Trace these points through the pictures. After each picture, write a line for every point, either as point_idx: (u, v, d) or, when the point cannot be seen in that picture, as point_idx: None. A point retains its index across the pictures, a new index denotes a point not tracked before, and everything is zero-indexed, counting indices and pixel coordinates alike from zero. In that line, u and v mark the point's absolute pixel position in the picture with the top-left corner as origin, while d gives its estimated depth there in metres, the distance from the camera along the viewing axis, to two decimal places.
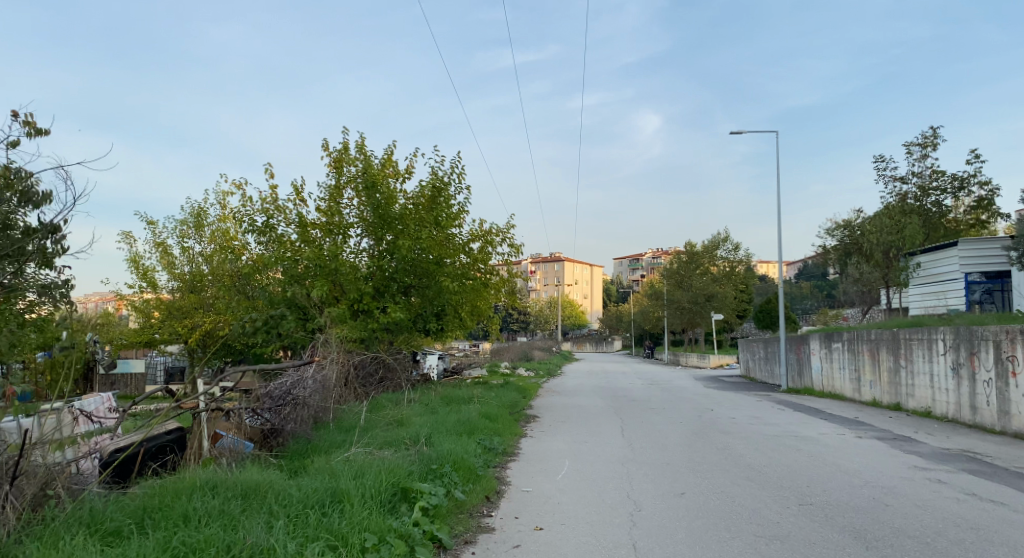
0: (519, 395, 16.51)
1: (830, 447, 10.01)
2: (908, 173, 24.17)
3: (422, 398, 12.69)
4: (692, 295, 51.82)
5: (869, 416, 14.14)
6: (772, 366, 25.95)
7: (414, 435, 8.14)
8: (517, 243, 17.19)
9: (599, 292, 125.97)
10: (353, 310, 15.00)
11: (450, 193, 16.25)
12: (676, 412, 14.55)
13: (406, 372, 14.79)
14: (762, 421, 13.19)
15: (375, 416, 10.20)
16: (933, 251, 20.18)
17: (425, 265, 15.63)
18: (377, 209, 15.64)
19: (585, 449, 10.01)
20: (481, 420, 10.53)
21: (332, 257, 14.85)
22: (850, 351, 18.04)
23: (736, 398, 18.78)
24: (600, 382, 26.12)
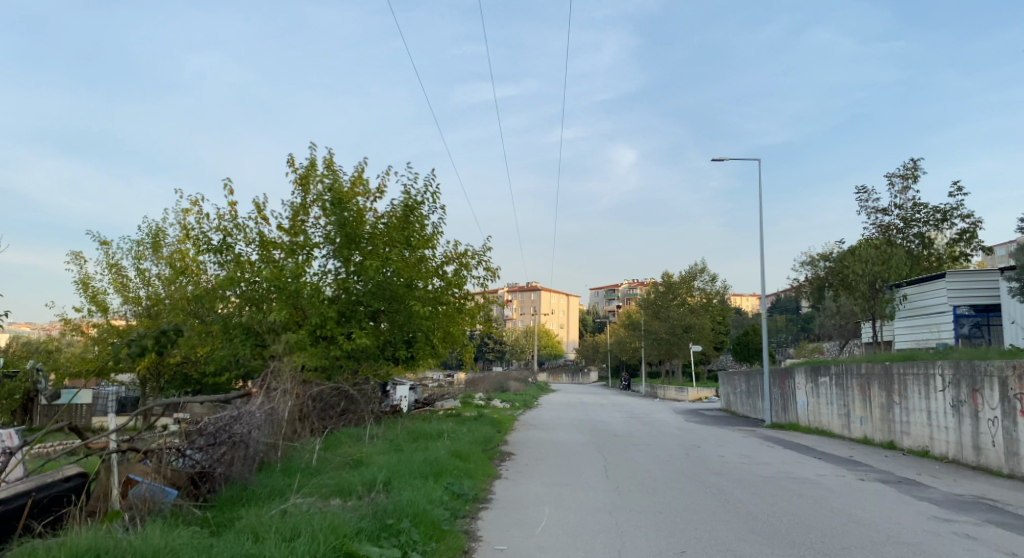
0: (493, 430, 15.42)
1: (834, 491, 9.15)
2: (891, 205, 23.91)
3: (385, 434, 11.59)
4: (669, 326, 51.26)
5: (864, 455, 13.32)
6: (754, 400, 25.19)
7: (370, 482, 7.05)
8: (493, 267, 16.33)
9: (575, 322, 125.32)
10: (314, 336, 13.88)
11: (424, 213, 15.39)
12: (661, 450, 13.59)
13: (370, 405, 13.70)
14: (754, 460, 12.29)
15: (330, 456, 9.05)
16: (921, 283, 19.73)
17: (394, 289, 14.59)
18: (344, 230, 14.53)
19: (566, 493, 8.98)
20: (451, 460, 9.49)
21: (292, 278, 13.74)
22: (839, 386, 17.32)
23: (721, 433, 17.93)
24: (577, 415, 25.14)
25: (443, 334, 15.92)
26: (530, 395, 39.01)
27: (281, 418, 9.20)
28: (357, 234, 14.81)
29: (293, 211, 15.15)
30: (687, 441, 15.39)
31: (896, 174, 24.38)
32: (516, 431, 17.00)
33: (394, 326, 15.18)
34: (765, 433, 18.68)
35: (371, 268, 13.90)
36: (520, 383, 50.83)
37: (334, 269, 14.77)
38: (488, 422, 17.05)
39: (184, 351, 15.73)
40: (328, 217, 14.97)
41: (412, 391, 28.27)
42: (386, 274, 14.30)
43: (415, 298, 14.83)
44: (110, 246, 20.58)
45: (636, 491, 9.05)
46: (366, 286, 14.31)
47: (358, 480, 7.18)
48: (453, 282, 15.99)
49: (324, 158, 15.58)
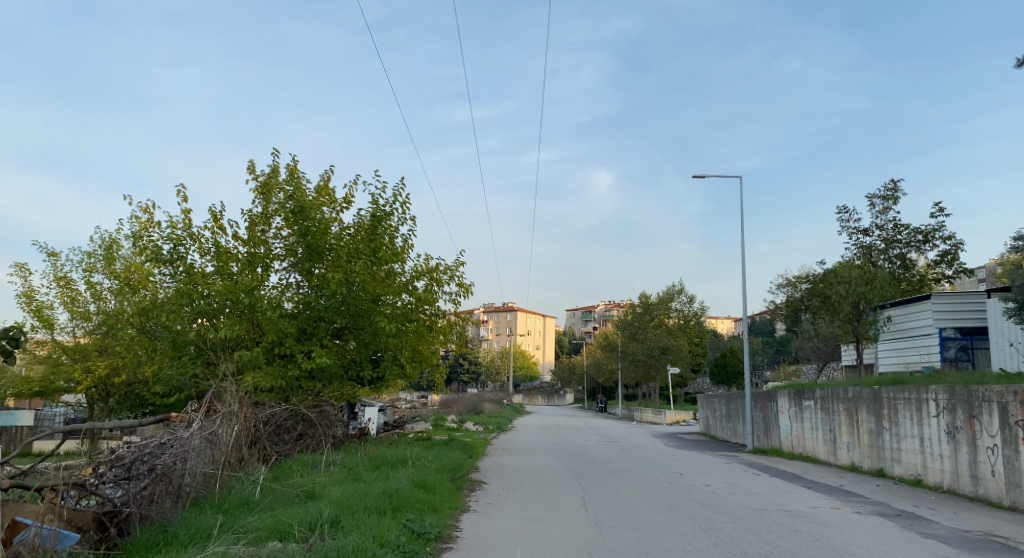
0: (463, 455, 14.48)
1: (831, 526, 8.41)
2: (871, 226, 23.69)
3: (344, 460, 10.65)
4: (647, 347, 50.71)
5: (855, 483, 12.65)
6: (734, 424, 24.53)
7: (315, 521, 6.12)
8: (466, 282, 15.59)
9: (552, 344, 124.57)
10: (270, 354, 12.89)
11: (393, 224, 14.62)
12: (642, 478, 12.78)
13: (329, 430, 12.72)
14: (741, 489, 11.54)
15: (275, 488, 8.08)
16: (904, 305, 19.46)
17: (360, 304, 13.70)
18: (305, 238, 13.95)
19: (541, 528, 8.10)
20: (414, 491, 8.57)
21: (247, 292, 12.77)
22: (824, 410, 16.72)
23: (702, 459, 17.20)
24: (553, 438, 24.27)
25: (413, 353, 15.00)
26: (505, 417, 37.96)
27: (221, 444, 8.21)
28: (321, 245, 14.01)
29: (252, 221, 14.25)
30: (668, 468, 14.59)
31: (877, 196, 24.18)
32: (488, 456, 16.06)
33: (360, 343, 14.26)
34: (748, 459, 17.97)
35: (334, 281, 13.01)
36: (495, 404, 49.73)
37: (296, 282, 13.90)
38: (460, 447, 16.11)
39: (130, 370, 14.57)
40: (289, 227, 14.13)
41: (382, 412, 27.15)
42: (350, 288, 13.42)
43: (382, 313, 13.95)
44: (58, 258, 19.36)
45: (618, 526, 8.19)
46: (328, 298, 13.37)
47: (300, 517, 6.24)
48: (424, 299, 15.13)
49: (288, 165, 14.75)
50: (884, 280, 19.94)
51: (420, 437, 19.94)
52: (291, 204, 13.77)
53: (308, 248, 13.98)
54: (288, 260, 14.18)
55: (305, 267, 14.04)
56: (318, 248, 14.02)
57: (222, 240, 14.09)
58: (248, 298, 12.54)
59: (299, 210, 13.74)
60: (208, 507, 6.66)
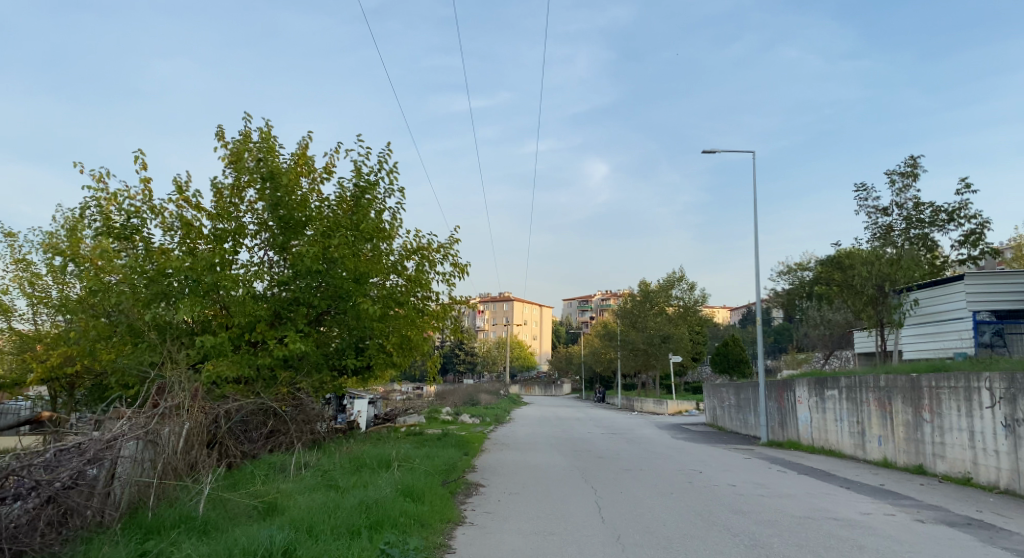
0: (458, 452, 13.07)
1: (899, 540, 6.98)
2: (890, 205, 22.32)
3: (319, 460, 9.24)
4: (647, 335, 49.42)
5: (897, 482, 11.31)
6: (745, 415, 23.26)
7: (260, 544, 4.70)
8: (461, 263, 14.16)
9: (548, 334, 123.19)
10: (239, 342, 11.39)
11: (379, 196, 13.13)
12: (659, 478, 11.41)
13: (305, 427, 11.26)
14: (772, 491, 10.16)
15: (227, 499, 6.69)
16: (932, 287, 18.17)
17: (342, 285, 12.25)
18: (278, 208, 12.55)
19: (552, 544, 6.67)
20: (400, 499, 7.17)
21: (210, 270, 11.23)
22: (851, 400, 15.43)
23: (718, 454, 15.87)
24: (554, 432, 22.86)
25: (405, 342, 13.54)
26: (502, 408, 36.61)
27: (163, 448, 6.82)
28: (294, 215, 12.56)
29: (220, 191, 12.76)
30: (685, 465, 13.20)
31: (895, 173, 22.88)
32: (485, 453, 14.70)
33: (344, 329, 12.87)
34: (766, 453, 16.64)
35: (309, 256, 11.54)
36: (492, 395, 48.39)
37: (270, 259, 12.39)
38: (454, 442, 14.72)
39: (85, 359, 13.03)
40: (261, 197, 12.64)
41: (373, 404, 25.81)
42: (326, 265, 11.93)
43: (366, 295, 12.48)
44: (18, 240, 17.80)
45: (649, 544, 6.70)
46: (303, 275, 11.87)
47: (232, 543, 4.82)
48: (414, 281, 13.68)
49: (260, 132, 13.29)
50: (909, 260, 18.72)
51: (413, 431, 18.58)
52: (261, 170, 12.32)
53: (281, 220, 12.55)
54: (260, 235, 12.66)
55: (280, 242, 12.59)
56: (292, 219, 12.60)
57: (187, 213, 12.55)
58: (211, 276, 11.03)
59: (268, 175, 12.32)
60: (129, 531, 5.34)
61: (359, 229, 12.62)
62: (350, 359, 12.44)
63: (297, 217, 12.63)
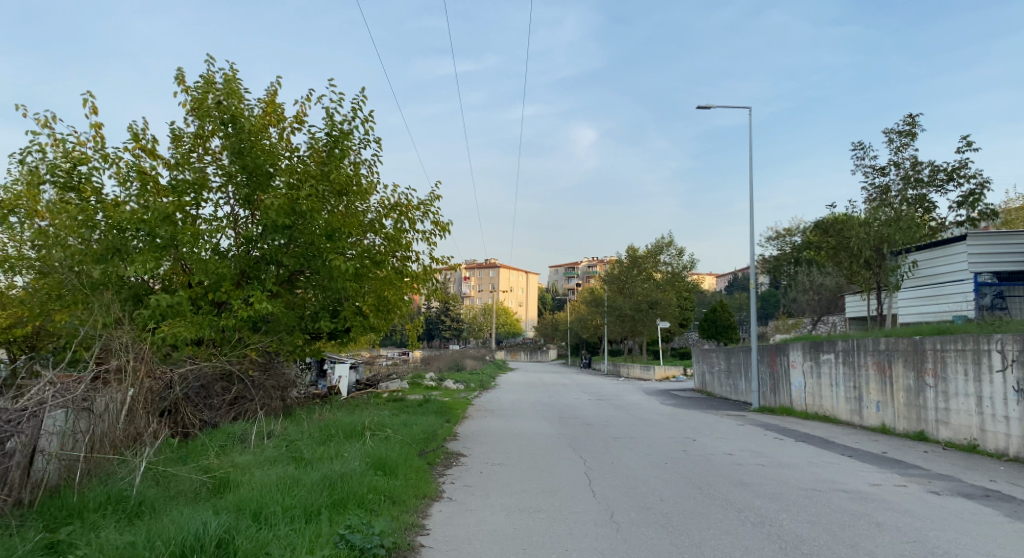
0: (439, 419, 12.36)
1: (918, 514, 6.35)
2: (888, 165, 21.63)
3: (285, 428, 8.46)
4: (634, 301, 48.98)
5: (900, 450, 10.77)
6: (735, 380, 22.82)
7: (188, 533, 3.92)
8: (443, 221, 13.27)
9: (535, 301, 122.93)
10: (202, 303, 10.48)
11: (354, 147, 12.15)
12: (652, 447, 10.76)
13: (273, 393, 10.43)
14: (773, 460, 9.53)
15: (171, 475, 5.88)
16: (932, 249, 17.60)
17: (314, 242, 11.33)
18: (240, 157, 11.58)
19: (538, 522, 5.93)
20: (369, 473, 6.42)
21: (165, 222, 10.21)
22: (848, 365, 14.91)
23: (709, 420, 15.34)
24: (540, 398, 22.26)
25: (383, 304, 12.71)
26: (488, 374, 36.08)
27: (98, 416, 5.99)
28: (259, 165, 11.59)
29: (180, 139, 11.74)
30: (678, 433, 12.59)
31: (894, 132, 22.17)
32: (469, 420, 14.04)
33: (317, 289, 12.01)
34: (759, 419, 16.14)
35: (276, 208, 10.61)
36: (477, 361, 47.88)
37: (235, 213, 11.39)
38: (435, 409, 14.04)
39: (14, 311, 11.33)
40: (224, 145, 11.64)
41: (355, 370, 25.12)
42: (294, 218, 11.00)
43: (341, 254, 11.58)
44: None
45: (648, 522, 5.99)
46: (269, 230, 10.94)
47: (157, 531, 4.03)
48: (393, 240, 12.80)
49: (223, 75, 12.25)
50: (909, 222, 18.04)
51: (394, 397, 17.89)
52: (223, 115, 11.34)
53: (244, 169, 11.58)
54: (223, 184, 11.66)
55: (244, 193, 11.62)
56: (257, 169, 11.63)
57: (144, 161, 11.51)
58: (167, 230, 10.03)
59: (229, 119, 11.37)
60: (35, 522, 4.49)
61: (332, 182, 11.68)
62: (323, 321, 11.60)
63: (263, 167, 11.66)
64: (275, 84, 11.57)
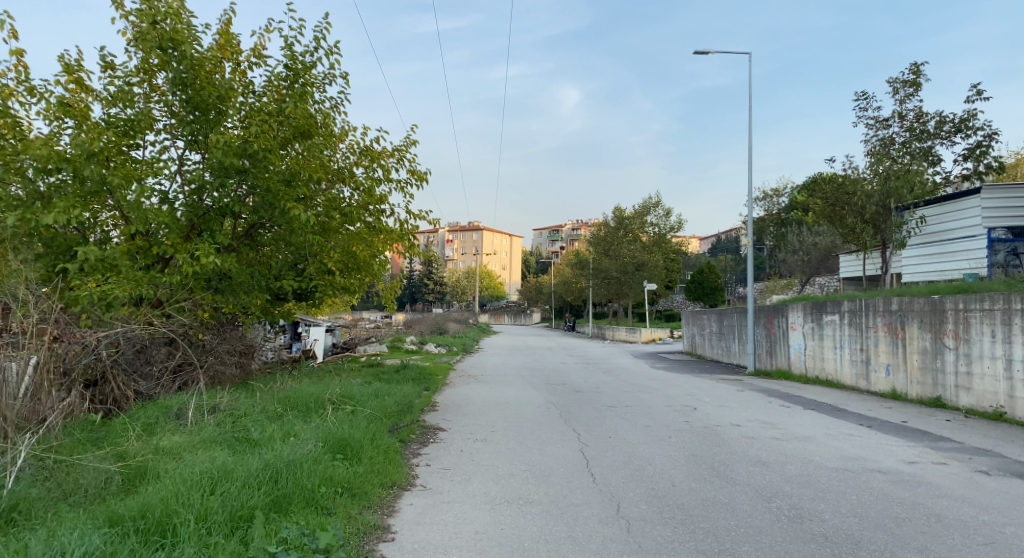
0: (417, 387, 11.26)
1: (979, 503, 5.36)
2: (892, 116, 20.48)
3: (236, 399, 7.27)
4: (621, 263, 47.96)
5: (921, 418, 9.88)
6: (728, 342, 21.95)
7: None
8: (421, 170, 11.96)
9: (518, 264, 121.87)
10: (146, 258, 9.09)
11: (317, 84, 10.69)
12: (652, 418, 9.75)
13: (224, 359, 9.18)
14: (787, 432, 8.58)
15: (74, 466, 4.66)
16: (941, 204, 16.73)
17: (271, 189, 9.87)
18: (186, 90, 9.81)
19: (527, 518, 4.86)
20: (324, 459, 5.29)
21: (94, 163, 8.62)
22: (854, 326, 14.01)
23: (706, 386, 14.40)
24: (527, 362, 21.23)
25: (354, 263, 11.45)
26: (471, 338, 35.03)
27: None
28: (209, 101, 9.80)
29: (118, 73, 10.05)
30: (676, 401, 11.62)
31: (897, 82, 21.00)
32: (449, 387, 12.98)
33: (279, 244, 10.75)
34: (758, 383, 15.26)
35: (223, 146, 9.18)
36: (461, 324, 46.84)
37: (183, 154, 9.88)
38: (413, 375, 12.91)
39: None
40: (168, 80, 9.75)
41: (331, 333, 23.86)
42: (244, 159, 9.63)
43: (304, 203, 10.26)
44: None
45: (669, 519, 4.91)
46: (219, 173, 9.55)
47: None
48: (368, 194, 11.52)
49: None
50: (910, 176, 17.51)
51: (370, 363, 16.72)
52: (157, 40, 9.44)
53: (192, 104, 9.83)
54: (170, 126, 9.90)
55: (190, 130, 9.80)
56: (207, 105, 9.86)
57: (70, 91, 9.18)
58: (96, 170, 8.41)
59: (164, 43, 9.46)
60: None
61: (289, 119, 10.22)
62: (287, 280, 10.36)
63: (216, 104, 9.87)
64: (230, 13, 9.93)
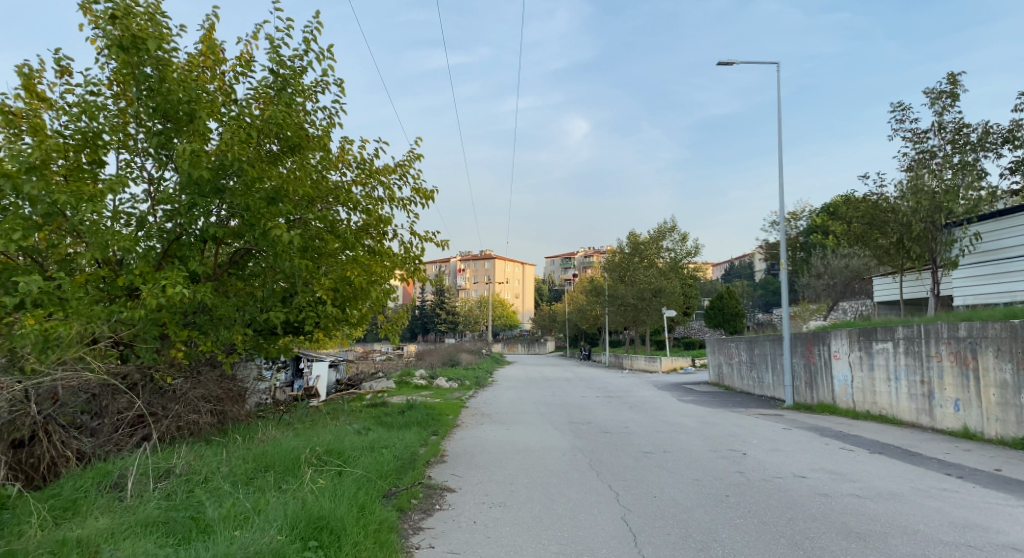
0: (423, 432, 9.90)
1: None
2: (931, 128, 19.16)
3: (199, 461, 5.98)
4: (637, 290, 46.45)
5: (1015, 465, 8.40)
6: (760, 373, 20.41)
7: None
8: (426, 189, 10.78)
9: (531, 293, 120.42)
10: (111, 289, 7.90)
11: (308, 94, 9.57)
12: (698, 468, 8.32)
13: (194, 406, 7.87)
14: (866, 486, 7.13)
15: None
16: (999, 220, 15.87)
17: (253, 210, 8.60)
18: (156, 98, 8.36)
19: None
20: (293, 552, 3.95)
21: (39, 175, 7.39)
22: (911, 355, 12.54)
23: (747, 424, 12.90)
24: (543, 397, 19.78)
25: (354, 294, 10.18)
26: (483, 370, 33.54)
27: None
28: (178, 108, 8.42)
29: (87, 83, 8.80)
30: (720, 444, 10.17)
31: (934, 94, 19.73)
32: (461, 430, 11.60)
33: (267, 272, 9.51)
34: (802, 420, 13.76)
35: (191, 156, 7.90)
36: (473, 355, 45.35)
37: (151, 172, 8.49)
38: (420, 416, 11.53)
39: None
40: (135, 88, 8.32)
41: (335, 368, 22.48)
42: (218, 171, 8.40)
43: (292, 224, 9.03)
44: None
45: None
46: (191, 189, 8.32)
47: None
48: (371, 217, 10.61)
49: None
50: (956, 192, 16.39)
51: (373, 401, 15.30)
52: (117, 35, 7.94)
53: (159, 113, 8.48)
54: (141, 143, 8.58)
55: (160, 142, 8.44)
56: (176, 113, 8.50)
57: (21, 100, 7.97)
58: (39, 185, 7.13)
59: (130, 42, 7.94)
60: None
61: (276, 130, 9.11)
62: (275, 314, 9.11)
63: (186, 110, 8.47)
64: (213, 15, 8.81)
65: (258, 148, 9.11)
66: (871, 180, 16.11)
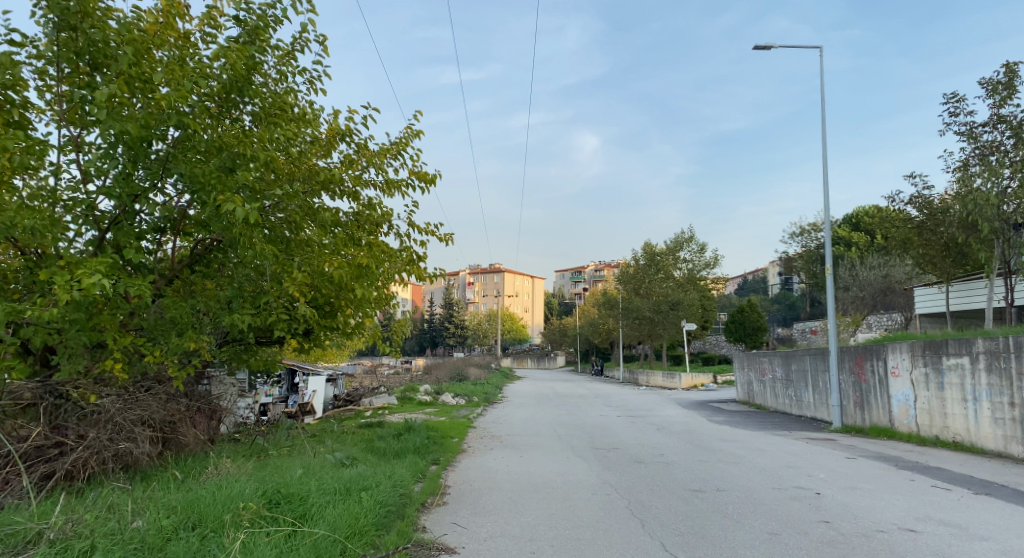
0: (420, 463, 8.12)
1: None
2: (990, 120, 17.28)
3: (96, 520, 4.29)
4: (654, 302, 44.49)
5: None
6: (799, 391, 18.48)
7: None
8: (428, 172, 9.15)
9: (542, 307, 118.42)
10: (30, 287, 6.33)
11: (285, 53, 7.98)
12: (770, 516, 6.51)
13: (119, 434, 6.15)
14: (1011, 550, 5.30)
15: None
16: None
17: (205, 184, 6.71)
18: (79, 42, 6.37)
19: None
20: None
21: None
22: (996, 373, 10.68)
23: (802, 451, 11.03)
24: (560, 416, 17.88)
25: (337, 294, 8.47)
26: (493, 386, 31.68)
27: None
28: (105, 52, 6.42)
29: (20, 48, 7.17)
30: (785, 480, 8.33)
31: (989, 83, 17.90)
32: (467, 457, 9.83)
33: (236, 268, 7.78)
34: (862, 447, 11.89)
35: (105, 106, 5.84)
36: (482, 370, 43.42)
37: (81, 140, 6.72)
38: (419, 441, 9.75)
39: None
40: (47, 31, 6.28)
41: (334, 383, 20.75)
42: (159, 134, 6.61)
43: (264, 207, 7.34)
44: None
45: None
46: (122, 155, 6.48)
47: None
48: (364, 205, 9.02)
49: None
50: None
51: (370, 421, 13.52)
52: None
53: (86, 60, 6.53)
54: (63, 104, 6.72)
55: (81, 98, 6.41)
56: (105, 58, 6.51)
57: None
58: None
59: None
60: None
61: (245, 91, 7.44)
62: (241, 316, 7.43)
63: (114, 53, 6.45)
64: None
65: (214, 112, 7.36)
66: (917, 183, 15.31)
